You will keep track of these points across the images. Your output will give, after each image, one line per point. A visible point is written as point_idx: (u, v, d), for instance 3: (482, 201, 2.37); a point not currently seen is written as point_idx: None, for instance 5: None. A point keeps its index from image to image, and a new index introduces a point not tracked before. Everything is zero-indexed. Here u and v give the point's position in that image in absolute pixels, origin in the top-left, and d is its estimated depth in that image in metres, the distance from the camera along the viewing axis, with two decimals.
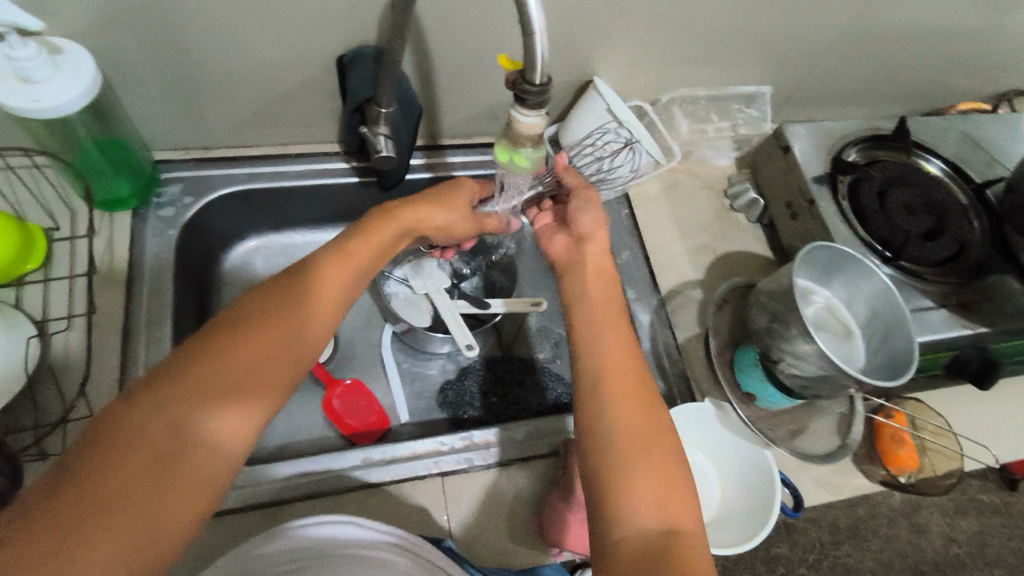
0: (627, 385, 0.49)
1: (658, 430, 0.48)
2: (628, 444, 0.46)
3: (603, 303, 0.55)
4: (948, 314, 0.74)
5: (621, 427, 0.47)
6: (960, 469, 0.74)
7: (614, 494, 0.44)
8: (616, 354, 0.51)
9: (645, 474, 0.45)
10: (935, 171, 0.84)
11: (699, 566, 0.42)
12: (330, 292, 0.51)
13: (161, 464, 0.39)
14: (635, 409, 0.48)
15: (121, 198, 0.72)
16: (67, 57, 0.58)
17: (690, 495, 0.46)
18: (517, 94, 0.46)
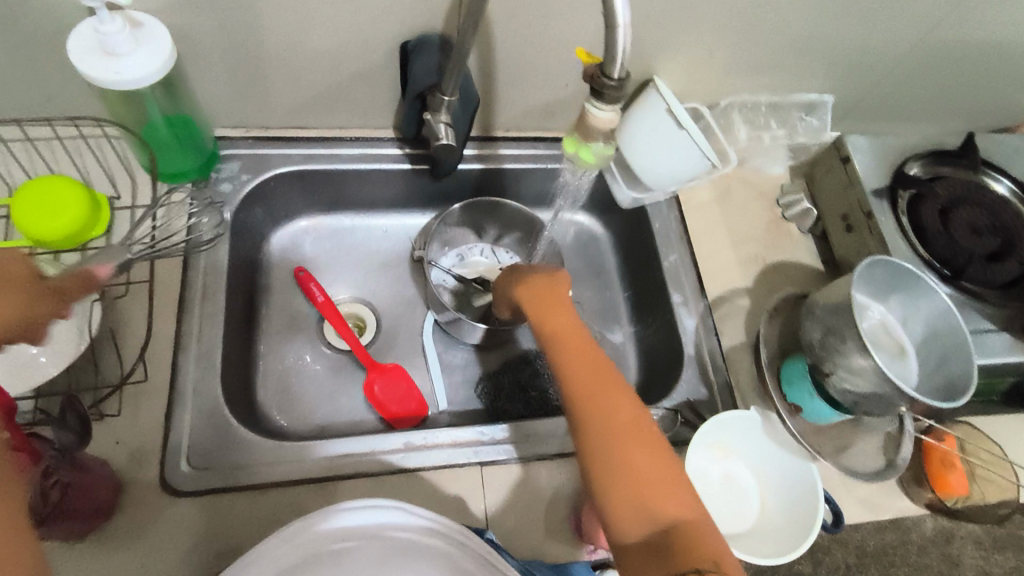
0: (599, 395, 0.52)
1: (636, 432, 0.50)
2: (614, 449, 0.49)
3: (575, 332, 0.59)
4: (1010, 339, 0.71)
5: (599, 443, 0.50)
6: (1015, 500, 0.71)
7: (612, 501, 0.48)
8: (583, 367, 0.54)
9: (635, 482, 0.48)
10: (1004, 191, 0.81)
11: (703, 553, 0.45)
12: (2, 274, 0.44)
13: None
14: (616, 417, 0.51)
15: (183, 172, 0.73)
16: (147, 32, 0.60)
17: (682, 489, 0.49)
18: (594, 87, 0.45)
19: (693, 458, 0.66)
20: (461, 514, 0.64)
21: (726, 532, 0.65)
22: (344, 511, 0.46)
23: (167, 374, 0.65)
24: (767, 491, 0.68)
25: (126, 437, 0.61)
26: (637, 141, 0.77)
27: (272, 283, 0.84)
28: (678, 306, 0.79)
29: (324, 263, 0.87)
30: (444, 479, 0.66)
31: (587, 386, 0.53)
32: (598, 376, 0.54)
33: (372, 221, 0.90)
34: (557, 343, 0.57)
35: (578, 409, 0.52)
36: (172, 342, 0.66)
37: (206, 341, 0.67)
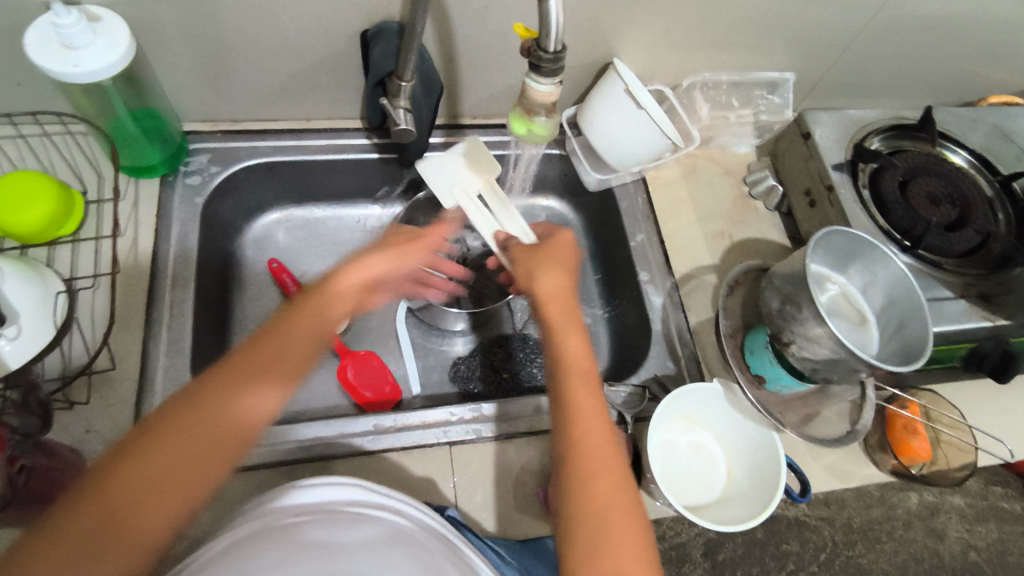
0: (596, 464, 0.53)
1: (625, 509, 0.51)
2: (599, 517, 0.50)
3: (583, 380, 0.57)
4: (967, 305, 0.73)
5: (585, 512, 0.51)
6: (974, 462, 0.73)
7: (579, 550, 0.49)
8: (590, 431, 0.54)
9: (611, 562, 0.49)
10: (960, 163, 0.83)
11: None
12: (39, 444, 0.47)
13: (111, 520, 0.49)
14: (603, 469, 0.53)
15: (150, 165, 0.74)
16: (104, 25, 0.61)
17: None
18: (532, 61, 0.48)
19: (656, 433, 0.68)
20: (432, 493, 0.65)
21: (691, 503, 0.66)
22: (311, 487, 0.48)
23: (136, 362, 0.65)
24: (732, 463, 0.69)
25: (96, 424, 0.62)
26: (601, 123, 0.78)
27: (245, 274, 0.84)
28: (646, 284, 0.80)
29: (297, 253, 0.88)
30: (415, 458, 0.67)
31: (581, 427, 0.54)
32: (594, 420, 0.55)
33: (344, 211, 0.91)
34: (568, 383, 0.56)
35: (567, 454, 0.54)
36: (141, 331, 0.67)
37: (177, 330, 0.68)
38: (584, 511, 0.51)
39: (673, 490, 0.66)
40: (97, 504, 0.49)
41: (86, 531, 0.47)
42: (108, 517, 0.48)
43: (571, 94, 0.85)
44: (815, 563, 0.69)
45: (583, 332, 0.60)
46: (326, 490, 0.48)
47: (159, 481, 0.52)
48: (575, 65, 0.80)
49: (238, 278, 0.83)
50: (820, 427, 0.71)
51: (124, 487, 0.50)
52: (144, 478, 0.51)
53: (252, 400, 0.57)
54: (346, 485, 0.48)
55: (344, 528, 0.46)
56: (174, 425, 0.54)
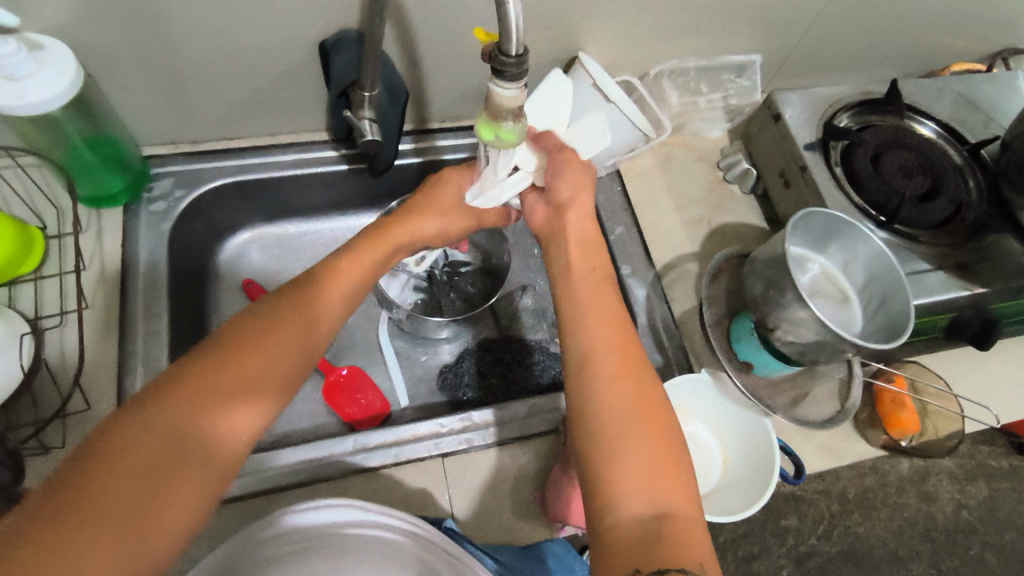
0: (624, 365, 0.49)
1: (653, 406, 0.48)
2: (623, 418, 0.47)
3: (595, 276, 0.54)
4: (946, 276, 0.73)
5: (604, 404, 0.48)
6: (961, 430, 0.76)
7: (606, 452, 0.46)
8: (609, 327, 0.51)
9: (636, 459, 0.46)
10: (928, 134, 0.83)
11: (694, 551, 0.42)
12: (245, 383, 0.46)
13: (147, 483, 0.40)
14: (612, 326, 0.51)
15: (111, 195, 0.71)
16: (48, 54, 0.58)
17: (689, 483, 0.46)
18: (494, 66, 0.46)
19: None
20: (428, 507, 0.65)
21: None
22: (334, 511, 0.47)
23: (112, 399, 0.63)
24: (728, 450, 0.69)
25: None
26: None
27: (222, 298, 0.83)
28: (628, 278, 0.80)
29: (272, 271, 0.87)
30: (409, 473, 0.66)
31: (642, 413, 0.48)
32: (654, 411, 0.48)
33: (318, 225, 0.90)
34: (587, 282, 0.54)
35: (625, 440, 0.46)
36: (116, 366, 0.65)
37: (152, 362, 0.66)
38: (604, 402, 0.48)
39: None
40: (137, 444, 0.40)
41: (130, 483, 0.39)
42: (160, 462, 0.41)
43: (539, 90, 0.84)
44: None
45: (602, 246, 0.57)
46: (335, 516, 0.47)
47: (208, 453, 0.43)
48: (541, 61, 0.78)
49: (214, 302, 0.81)
50: (810, 408, 0.71)
51: (198, 426, 0.43)
52: (197, 425, 0.43)
53: (268, 361, 0.48)
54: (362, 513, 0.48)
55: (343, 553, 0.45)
56: (245, 363, 0.47)
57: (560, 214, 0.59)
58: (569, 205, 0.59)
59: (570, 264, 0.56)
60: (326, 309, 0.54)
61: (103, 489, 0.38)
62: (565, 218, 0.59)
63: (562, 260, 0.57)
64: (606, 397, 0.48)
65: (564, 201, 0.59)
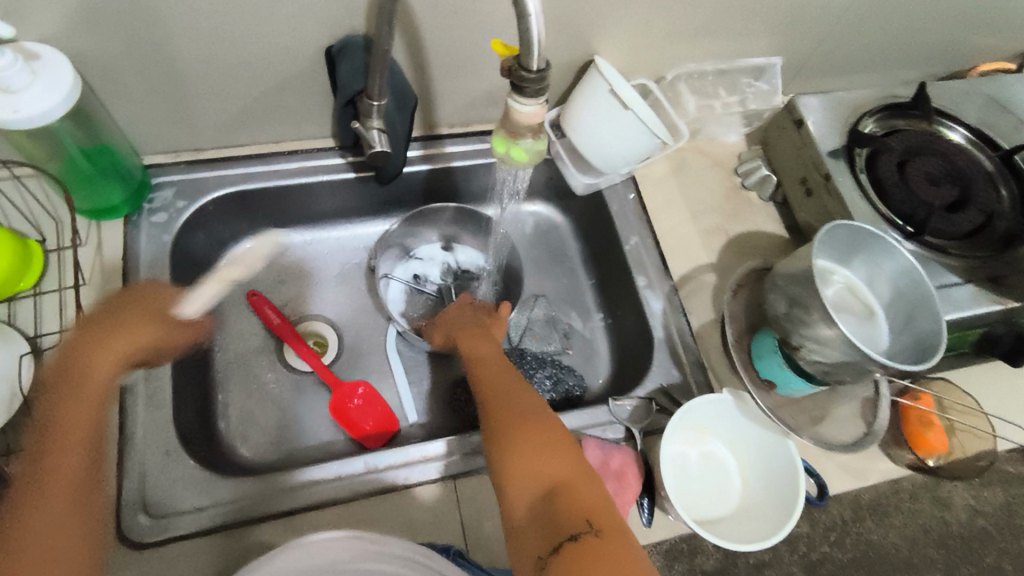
0: (506, 396, 0.59)
1: (534, 414, 0.57)
2: (508, 427, 0.55)
3: (487, 355, 0.67)
4: (976, 289, 0.70)
5: (493, 421, 0.57)
6: (993, 450, 0.73)
7: (500, 460, 0.53)
8: (490, 375, 0.63)
9: (522, 456, 0.52)
10: (958, 139, 0.80)
11: (582, 511, 0.48)
12: (57, 469, 0.53)
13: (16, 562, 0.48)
14: (491, 374, 0.63)
15: (112, 206, 0.69)
16: (45, 63, 0.56)
17: (576, 459, 0.52)
18: (514, 81, 0.44)
19: (667, 449, 0.65)
20: (440, 531, 0.62)
21: (707, 518, 0.64)
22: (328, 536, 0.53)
23: (114, 421, 0.61)
24: (747, 472, 0.67)
25: None
26: (585, 124, 0.75)
27: (225, 309, 0.80)
28: (644, 290, 0.77)
29: (277, 282, 0.84)
30: (418, 496, 0.64)
31: (522, 425, 0.55)
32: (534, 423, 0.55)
33: (324, 233, 0.87)
34: (476, 360, 0.67)
35: (512, 451, 0.53)
36: (118, 386, 0.63)
37: (154, 380, 0.64)
38: (492, 419, 0.57)
39: (689, 506, 0.64)
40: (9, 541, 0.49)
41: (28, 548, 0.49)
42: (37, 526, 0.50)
43: (551, 94, 0.81)
44: (826, 544, 0.68)
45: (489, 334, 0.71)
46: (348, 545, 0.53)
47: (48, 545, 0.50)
48: (553, 65, 0.76)
49: (217, 315, 0.79)
50: (834, 427, 0.69)
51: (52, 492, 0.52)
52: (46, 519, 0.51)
53: (57, 424, 0.55)
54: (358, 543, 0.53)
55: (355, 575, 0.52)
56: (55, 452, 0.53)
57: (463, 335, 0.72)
58: (474, 329, 0.72)
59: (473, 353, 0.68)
60: (110, 361, 0.59)
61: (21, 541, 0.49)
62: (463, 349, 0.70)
63: (469, 354, 0.68)
64: (491, 427, 0.56)
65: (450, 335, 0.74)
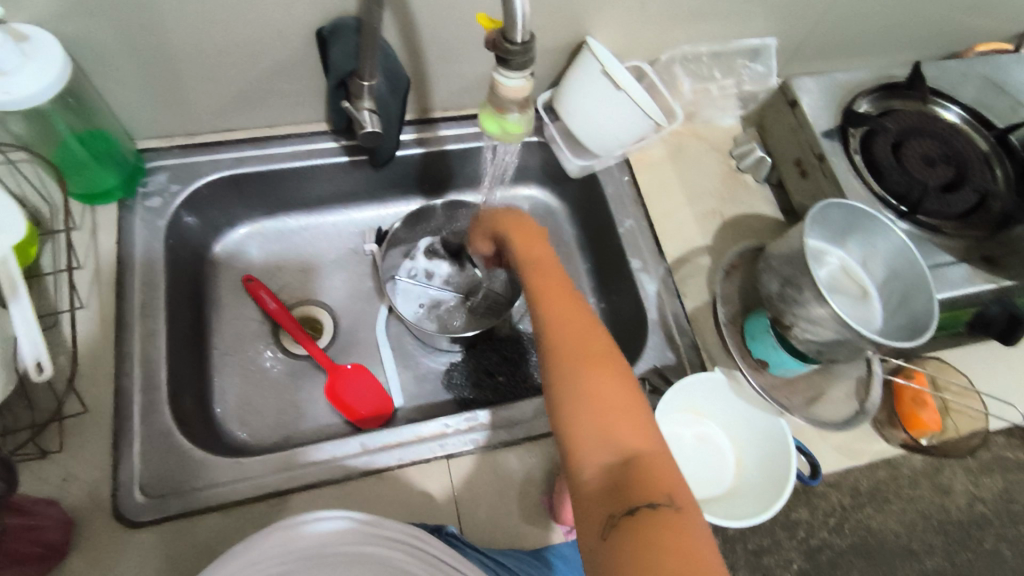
0: (572, 329, 0.52)
1: (602, 354, 0.50)
2: (574, 370, 0.49)
3: (546, 271, 0.59)
4: (971, 269, 0.70)
5: (555, 359, 0.50)
6: (985, 428, 0.73)
7: (566, 410, 0.47)
8: (553, 300, 0.55)
9: (588, 410, 0.46)
10: (953, 119, 0.79)
11: (657, 482, 0.42)
12: None
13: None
14: (557, 298, 0.55)
15: (106, 191, 0.69)
16: (34, 46, 0.56)
17: (647, 421, 0.47)
18: (499, 54, 0.44)
19: (661, 429, 0.66)
20: (433, 511, 0.63)
21: (701, 498, 0.64)
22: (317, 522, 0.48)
23: (109, 402, 0.62)
24: (742, 453, 0.67)
25: (74, 471, 0.58)
26: (578, 106, 0.75)
27: (221, 294, 0.81)
28: (639, 273, 0.77)
29: (273, 267, 0.85)
30: (412, 477, 0.64)
31: (589, 374, 0.48)
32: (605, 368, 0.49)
33: (320, 219, 0.88)
34: (534, 276, 0.58)
35: (580, 399, 0.47)
36: (113, 369, 0.63)
37: (150, 364, 0.64)
38: (554, 356, 0.50)
39: None
40: None
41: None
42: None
43: (545, 77, 0.81)
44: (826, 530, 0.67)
45: (542, 241, 0.63)
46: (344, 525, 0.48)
47: None
48: (546, 47, 0.75)
49: (213, 299, 0.80)
50: (827, 408, 0.69)
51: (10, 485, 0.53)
52: None
53: None
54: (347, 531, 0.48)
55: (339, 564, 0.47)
56: None
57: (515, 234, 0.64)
58: (525, 230, 0.63)
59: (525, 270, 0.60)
60: None
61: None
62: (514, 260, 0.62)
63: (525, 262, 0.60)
64: (557, 369, 0.49)
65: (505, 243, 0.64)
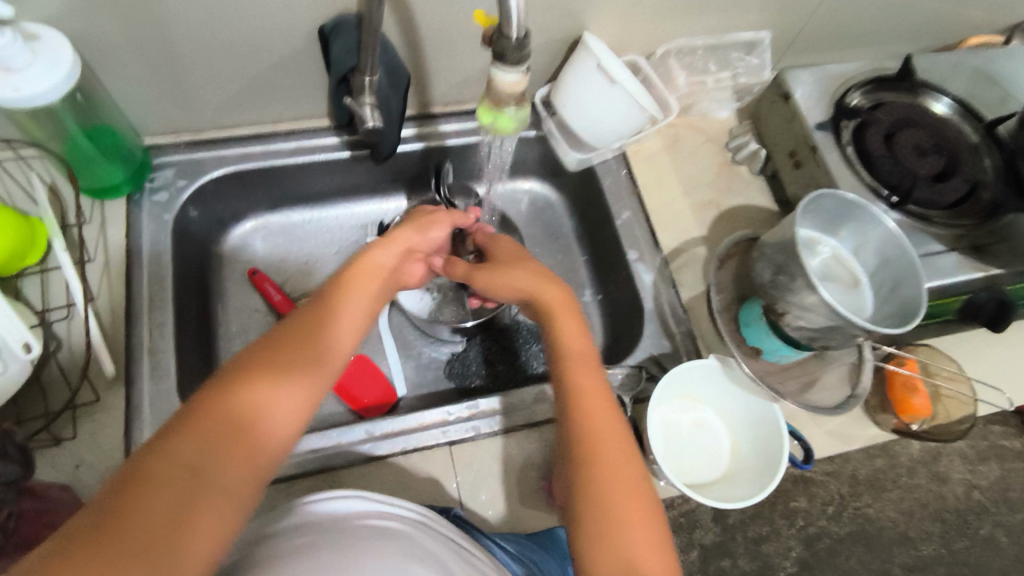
0: (610, 452, 0.51)
1: (636, 486, 0.50)
2: (608, 500, 0.49)
3: (585, 362, 0.57)
4: (960, 257, 0.72)
5: (588, 483, 0.50)
6: (974, 414, 0.74)
7: (591, 542, 0.48)
8: (593, 412, 0.53)
9: (614, 545, 0.48)
10: (943, 111, 0.80)
11: None
12: None
13: (173, 480, 0.39)
14: (598, 409, 0.54)
15: (114, 185, 0.71)
16: (44, 44, 0.57)
17: (667, 563, 0.48)
18: (496, 50, 0.45)
19: (658, 415, 0.67)
20: (436, 494, 0.65)
21: (696, 481, 0.66)
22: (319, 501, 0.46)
23: (120, 392, 0.64)
24: (736, 438, 0.69)
25: (87, 458, 0.60)
26: (575, 100, 0.76)
27: (227, 287, 0.83)
28: (635, 263, 0.79)
29: (278, 261, 0.86)
30: (415, 462, 0.66)
31: (617, 507, 0.49)
32: (636, 503, 0.50)
33: (323, 213, 0.89)
34: (569, 367, 0.56)
35: (609, 531, 0.48)
36: (123, 359, 0.65)
37: (159, 354, 0.66)
38: (588, 479, 0.50)
39: (679, 470, 0.66)
40: None
41: (175, 481, 0.39)
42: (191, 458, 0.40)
43: (542, 72, 0.82)
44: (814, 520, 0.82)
45: (577, 317, 0.60)
46: (350, 500, 0.47)
47: None
48: (544, 42, 0.76)
49: (219, 292, 0.81)
50: (820, 393, 0.71)
51: (226, 417, 0.43)
52: None
53: None
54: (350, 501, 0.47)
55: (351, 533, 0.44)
56: None
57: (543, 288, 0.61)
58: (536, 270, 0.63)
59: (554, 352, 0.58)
60: None
61: (154, 468, 0.39)
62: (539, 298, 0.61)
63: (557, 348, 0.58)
64: (588, 495, 0.49)
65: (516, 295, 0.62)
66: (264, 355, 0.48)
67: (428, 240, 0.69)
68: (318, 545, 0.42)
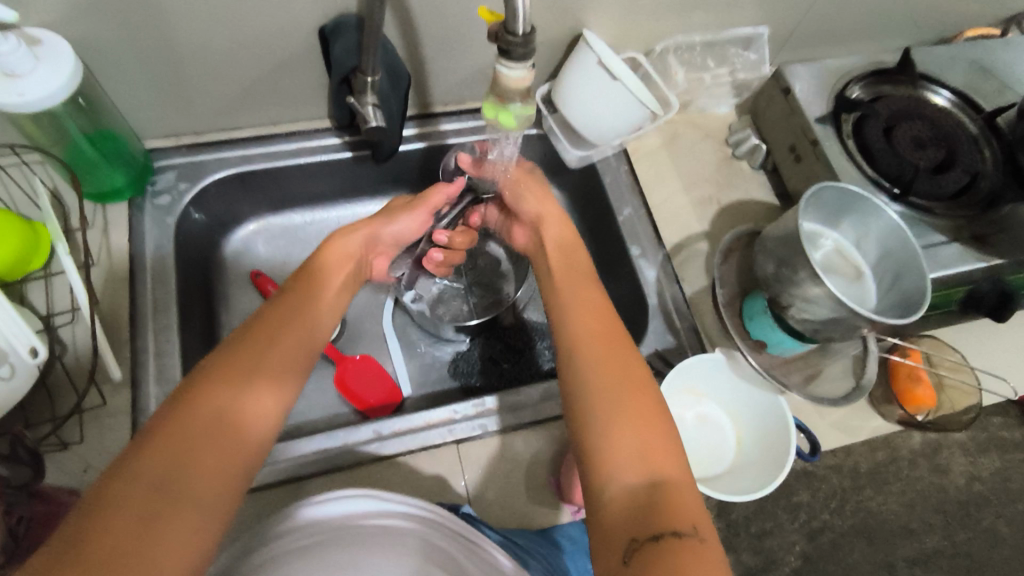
0: (612, 352, 0.54)
1: (638, 381, 0.52)
2: (609, 392, 0.51)
3: (577, 276, 0.61)
4: (962, 248, 0.72)
5: (590, 381, 0.52)
6: (978, 403, 0.75)
7: (597, 432, 0.49)
8: (593, 322, 0.56)
9: (623, 436, 0.48)
10: (943, 103, 0.81)
11: (687, 510, 0.44)
12: None
13: (164, 477, 0.39)
14: (594, 312, 0.57)
15: (116, 190, 0.71)
16: (46, 49, 0.57)
17: (673, 447, 0.49)
18: (501, 46, 0.45)
19: None
20: (443, 493, 0.65)
21: (704, 475, 0.66)
22: (324, 502, 0.47)
23: (126, 395, 0.63)
24: (742, 431, 0.69)
25: (94, 463, 0.60)
26: (575, 97, 0.76)
27: (229, 290, 0.83)
28: (638, 259, 0.79)
29: (280, 263, 0.87)
30: (423, 461, 0.66)
31: (626, 405, 0.50)
32: (644, 400, 0.50)
33: (324, 214, 0.89)
34: (564, 281, 0.61)
35: (614, 421, 0.49)
36: (128, 362, 0.65)
37: (165, 358, 0.66)
38: (590, 379, 0.52)
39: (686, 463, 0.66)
40: None
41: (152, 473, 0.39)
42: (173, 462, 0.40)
43: (542, 70, 0.82)
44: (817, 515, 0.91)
45: (582, 246, 0.65)
46: (356, 499, 0.48)
47: None
48: (543, 40, 0.77)
49: (221, 295, 0.81)
50: (825, 385, 0.71)
51: (211, 409, 0.44)
52: None
53: None
54: (357, 501, 0.47)
55: (359, 536, 0.45)
56: None
57: (544, 226, 0.67)
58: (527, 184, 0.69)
59: (556, 269, 0.63)
60: None
61: (139, 474, 0.39)
62: (545, 232, 0.67)
63: (558, 270, 0.62)
64: (591, 390, 0.51)
65: (537, 215, 0.68)
66: (239, 353, 0.48)
67: (395, 233, 0.69)
68: (326, 552, 0.43)
